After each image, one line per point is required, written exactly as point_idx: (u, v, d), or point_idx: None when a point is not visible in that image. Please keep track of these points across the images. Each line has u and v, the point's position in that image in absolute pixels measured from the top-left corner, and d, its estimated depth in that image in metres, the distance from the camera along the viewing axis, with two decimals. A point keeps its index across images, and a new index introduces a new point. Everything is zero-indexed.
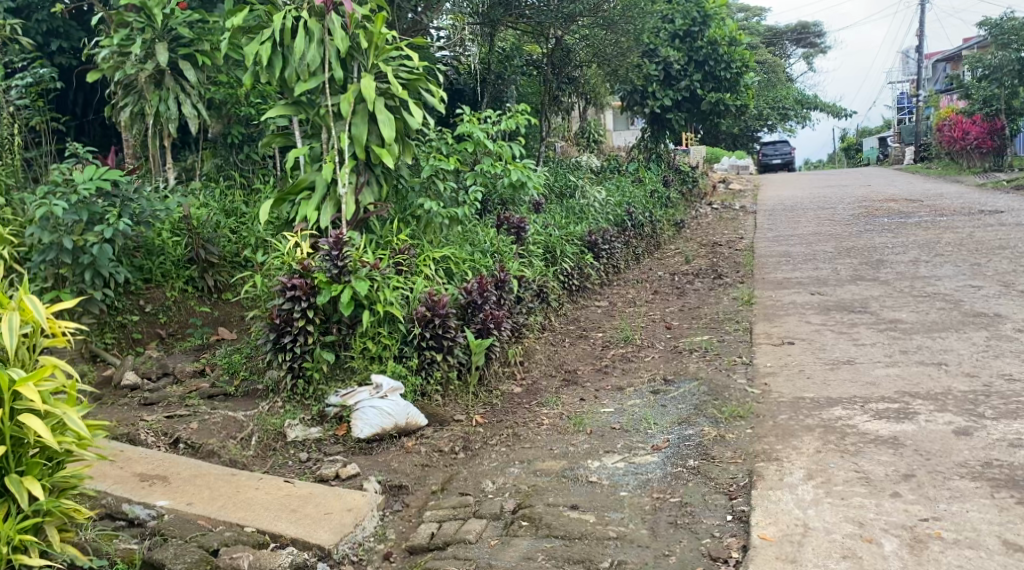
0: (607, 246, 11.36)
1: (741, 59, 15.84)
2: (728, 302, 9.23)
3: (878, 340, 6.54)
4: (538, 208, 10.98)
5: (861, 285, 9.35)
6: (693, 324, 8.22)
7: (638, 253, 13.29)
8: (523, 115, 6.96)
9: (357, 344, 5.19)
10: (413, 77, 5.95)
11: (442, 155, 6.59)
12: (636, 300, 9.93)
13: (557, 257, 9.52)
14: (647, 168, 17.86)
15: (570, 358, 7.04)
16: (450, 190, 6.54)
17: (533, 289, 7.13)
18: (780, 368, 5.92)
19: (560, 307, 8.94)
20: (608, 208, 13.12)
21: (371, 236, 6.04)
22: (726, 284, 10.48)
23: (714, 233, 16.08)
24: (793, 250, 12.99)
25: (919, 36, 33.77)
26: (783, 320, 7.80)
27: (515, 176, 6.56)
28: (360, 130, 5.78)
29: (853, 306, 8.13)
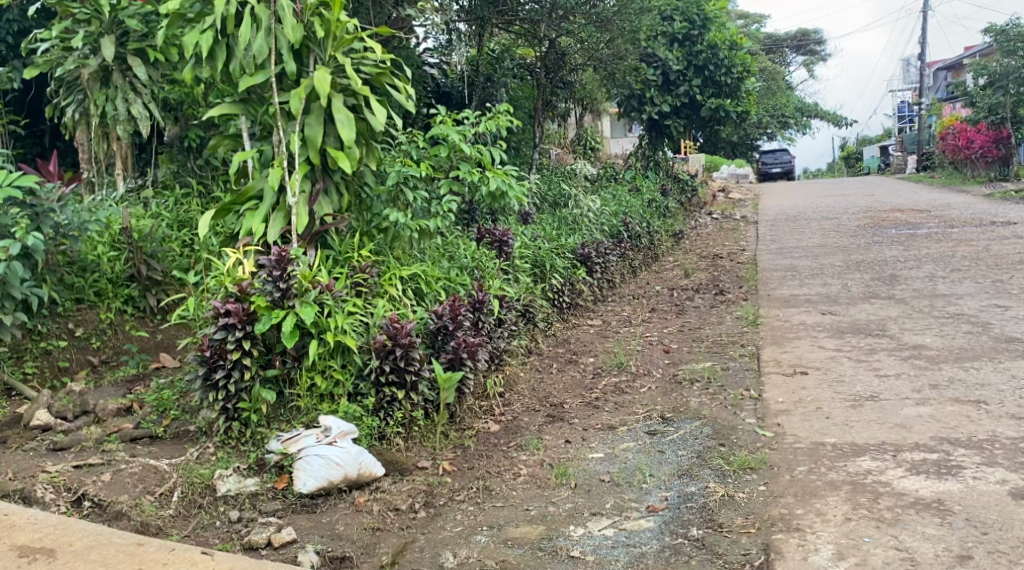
0: (601, 260, 10.64)
1: (742, 64, 15.17)
2: (732, 322, 8.49)
3: (904, 371, 5.83)
4: (527, 219, 10.25)
5: (875, 303, 8.63)
6: (694, 348, 7.49)
7: (635, 265, 12.57)
8: (506, 116, 6.23)
9: (303, 379, 4.48)
10: (378, 70, 5.25)
11: (413, 160, 5.86)
12: (632, 318, 9.19)
13: (545, 273, 8.80)
14: (645, 177, 17.18)
15: (557, 388, 6.30)
16: (421, 199, 5.81)
17: (516, 310, 6.38)
18: (794, 406, 5.21)
19: (548, 328, 8.18)
20: (603, 218, 12.43)
21: (328, 252, 5.32)
22: (730, 302, 9.76)
23: (715, 244, 15.38)
24: (799, 263, 12.30)
25: (921, 44, 33.13)
26: (794, 344, 7.08)
27: (495, 185, 5.82)
28: (313, 132, 5.10)
29: (872, 329, 7.41)
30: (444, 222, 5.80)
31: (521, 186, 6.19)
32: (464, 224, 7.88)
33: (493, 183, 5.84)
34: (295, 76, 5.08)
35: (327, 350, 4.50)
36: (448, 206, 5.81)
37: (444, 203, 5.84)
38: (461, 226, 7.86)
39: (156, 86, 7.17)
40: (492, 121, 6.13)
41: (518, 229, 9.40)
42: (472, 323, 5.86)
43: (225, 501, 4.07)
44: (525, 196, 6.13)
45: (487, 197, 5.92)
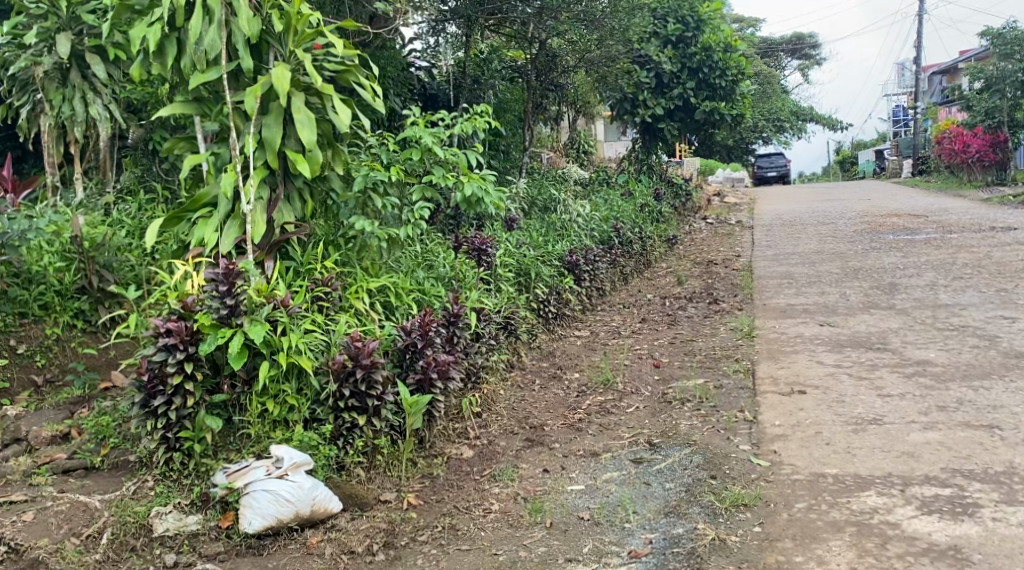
0: (590, 268, 10.26)
1: (737, 66, 14.79)
2: (725, 334, 8.09)
3: (908, 391, 5.42)
4: (512, 225, 9.85)
5: (874, 315, 8.24)
6: (685, 362, 7.09)
7: (627, 272, 12.19)
8: (484, 117, 5.82)
9: (253, 405, 4.09)
10: (343, 67, 4.85)
11: (382, 163, 5.45)
12: (621, 329, 8.80)
13: (530, 282, 8.41)
14: (637, 181, 16.81)
15: (538, 407, 5.91)
16: (391, 206, 5.40)
17: (495, 324, 5.97)
18: (792, 432, 4.83)
19: (531, 343, 7.78)
20: (593, 224, 12.04)
21: (288, 263, 4.92)
22: (723, 311, 9.37)
23: (709, 250, 15.01)
24: (795, 271, 11.93)
25: (918, 48, 32.82)
26: (791, 360, 6.68)
27: (470, 191, 5.41)
28: (272, 133, 4.70)
29: (869, 343, 7.01)
30: (416, 230, 5.40)
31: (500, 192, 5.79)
32: (437, 234, 7.46)
33: (468, 188, 5.43)
34: (251, 72, 4.68)
35: (280, 372, 4.10)
36: (421, 213, 5.40)
37: (416, 210, 5.43)
38: (439, 235, 7.45)
39: (117, 85, 6.78)
40: (468, 122, 5.72)
41: (502, 236, 9.00)
42: (446, 338, 5.46)
43: (162, 542, 3.75)
44: (504, 204, 5.72)
45: (463, 203, 5.51)
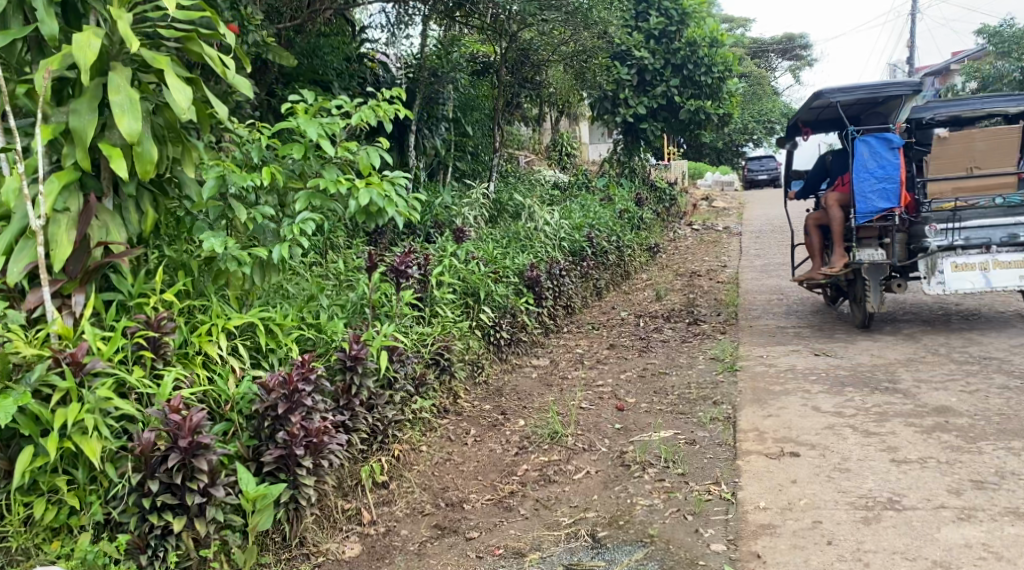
0: (555, 285, 9.02)
1: (724, 62, 13.60)
2: (704, 365, 6.86)
3: (934, 454, 4.25)
4: (461, 236, 8.55)
5: (878, 340, 7.07)
6: (653, 406, 5.85)
7: (600, 287, 10.97)
8: (392, 106, 4.61)
9: (17, 508, 3.11)
10: (184, 34, 3.70)
11: (254, 162, 4.25)
12: (585, 358, 7.57)
13: (477, 303, 7.19)
14: (617, 185, 15.63)
15: (466, 472, 4.72)
16: (265, 220, 4.23)
17: (409, 367, 4.80)
18: (782, 520, 3.71)
19: (473, 386, 6.50)
20: (563, 233, 10.82)
21: (109, 296, 3.75)
22: (703, 335, 8.15)
23: (693, 260, 13.81)
24: (786, 284, 10.76)
25: (910, 48, 31.73)
26: (781, 404, 5.46)
27: (365, 198, 4.18)
28: (81, 124, 3.50)
29: (874, 380, 5.82)
30: (296, 250, 4.19)
31: (412, 200, 4.57)
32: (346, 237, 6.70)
33: (364, 194, 4.20)
34: (51, 38, 3.48)
35: (48, 460, 3.09)
36: (304, 228, 4.17)
37: (297, 222, 4.20)
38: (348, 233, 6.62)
39: None
40: (369, 110, 4.50)
41: (447, 251, 7.74)
42: (340, 391, 4.32)
43: None
44: (415, 214, 4.50)
45: (358, 216, 4.27)
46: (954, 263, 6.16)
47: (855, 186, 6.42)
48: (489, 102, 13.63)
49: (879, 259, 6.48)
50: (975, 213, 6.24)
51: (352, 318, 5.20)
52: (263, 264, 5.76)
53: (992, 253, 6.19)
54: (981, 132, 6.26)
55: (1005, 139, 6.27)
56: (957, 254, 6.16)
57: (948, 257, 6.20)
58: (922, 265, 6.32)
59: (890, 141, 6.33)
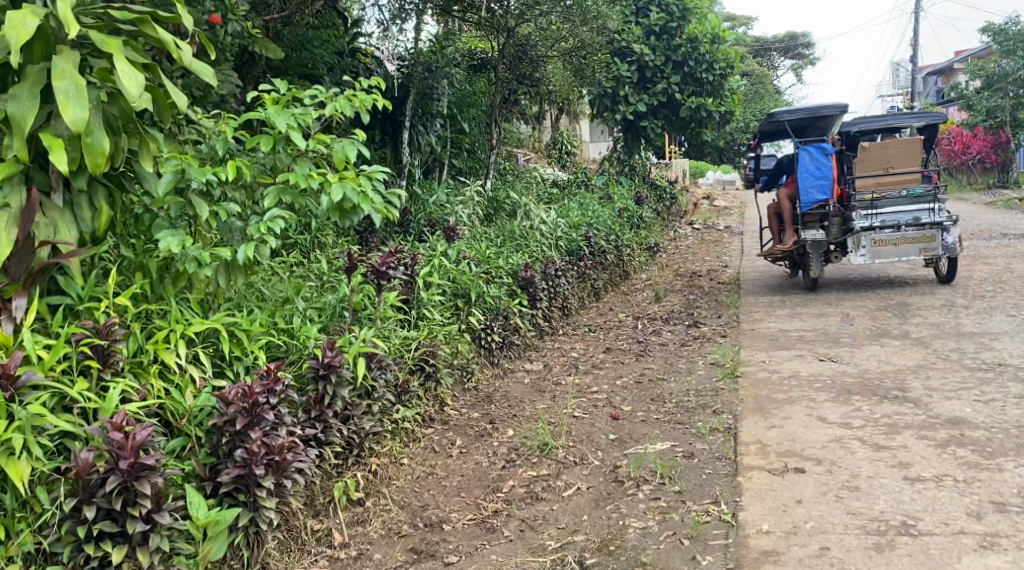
0: (551, 286, 8.72)
1: (726, 59, 13.21)
2: (704, 370, 6.56)
3: (950, 472, 3.97)
4: (451, 235, 8.25)
5: (885, 345, 6.77)
6: (650, 415, 5.55)
7: (598, 288, 10.63)
8: (370, 96, 4.29)
9: None
10: (137, 15, 3.42)
11: (219, 156, 3.96)
12: (580, 362, 7.26)
13: (467, 305, 6.91)
14: (617, 184, 15.36)
15: (449, 486, 4.44)
16: (230, 219, 3.94)
17: (388, 375, 4.50)
18: (786, 546, 3.44)
19: (461, 394, 6.19)
20: (559, 232, 10.52)
21: (56, 300, 3.47)
22: (703, 338, 7.85)
23: (694, 260, 13.51)
24: (789, 285, 10.46)
25: (914, 46, 31.45)
26: (785, 413, 5.17)
27: (338, 194, 3.87)
28: (22, 111, 3.22)
29: (882, 388, 5.53)
30: (264, 249, 3.88)
31: (390, 197, 4.26)
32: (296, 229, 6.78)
33: (337, 190, 3.89)
34: None
35: None
36: (272, 226, 3.87)
37: (265, 220, 3.89)
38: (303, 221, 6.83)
39: None
40: (344, 100, 4.19)
41: (437, 251, 7.45)
42: (312, 401, 4.04)
43: None
44: (393, 211, 4.20)
45: (331, 215, 3.97)
46: (873, 240, 8.11)
47: (799, 183, 8.28)
48: (486, 99, 13.34)
49: (818, 236, 8.28)
50: (889, 203, 8.25)
51: (327, 324, 4.87)
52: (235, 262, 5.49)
53: (902, 232, 8.14)
54: (894, 141, 8.30)
55: (910, 146, 8.33)
56: (876, 232, 8.10)
57: (868, 235, 8.16)
58: (849, 241, 8.23)
59: (824, 148, 8.22)
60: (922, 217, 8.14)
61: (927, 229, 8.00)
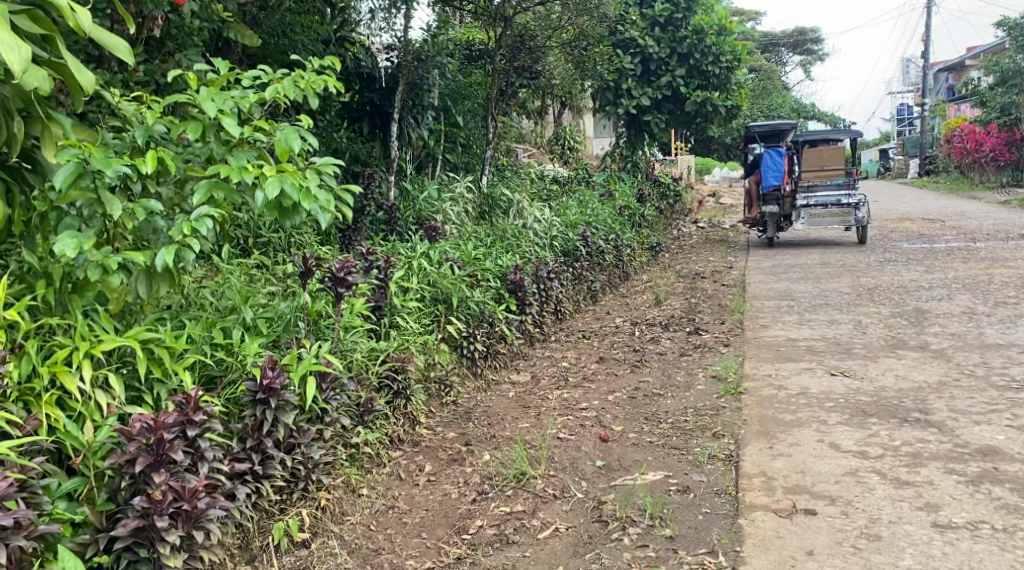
0: (542, 290, 8.18)
1: (733, 51, 13.39)
2: (704, 385, 5.99)
3: (987, 518, 3.49)
4: (434, 235, 7.74)
5: (902, 359, 6.20)
6: (643, 436, 5.02)
7: (595, 290, 10.05)
8: (319, 76, 3.76)
9: None
10: None
11: (139, 147, 3.40)
12: (570, 373, 6.73)
13: (448, 310, 6.41)
14: (619, 180, 14.86)
15: (410, 522, 3.94)
16: (151, 219, 3.40)
17: (339, 395, 3.97)
18: None
19: (435, 413, 5.61)
20: (552, 232, 9.99)
21: None
22: (704, 347, 7.28)
23: (697, 260, 12.95)
24: (797, 289, 9.91)
25: (925, 44, 30.95)
26: (793, 438, 4.61)
27: (275, 189, 3.34)
28: None
29: (901, 410, 4.97)
30: (187, 253, 3.36)
31: (341, 193, 3.74)
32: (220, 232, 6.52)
33: (274, 184, 3.36)
34: None
35: None
36: (198, 227, 3.35)
37: (191, 221, 3.36)
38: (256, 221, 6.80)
39: None
40: (287, 82, 3.66)
41: (417, 252, 6.91)
42: (250, 428, 3.57)
43: None
44: (344, 208, 3.66)
45: (267, 213, 3.44)
46: (809, 213, 12.25)
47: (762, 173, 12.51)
48: (482, 91, 12.83)
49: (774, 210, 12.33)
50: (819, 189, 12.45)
51: (272, 340, 4.32)
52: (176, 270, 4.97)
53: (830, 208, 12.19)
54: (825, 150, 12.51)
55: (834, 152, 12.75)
56: (810, 209, 12.27)
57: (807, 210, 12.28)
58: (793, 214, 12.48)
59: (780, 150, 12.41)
60: (843, 199, 12.14)
61: (845, 210, 12.06)
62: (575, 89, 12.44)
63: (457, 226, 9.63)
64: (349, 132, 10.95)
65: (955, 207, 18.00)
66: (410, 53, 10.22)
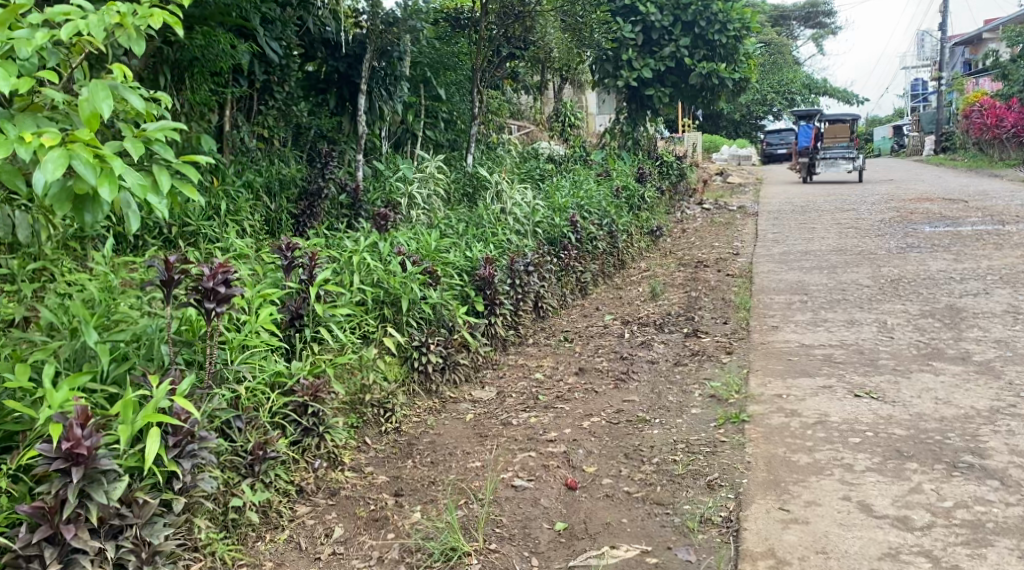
0: (518, 286, 7.06)
1: (742, 19, 12.36)
2: (699, 410, 4.92)
3: None
4: (385, 224, 6.72)
5: (940, 375, 5.14)
6: (616, 480, 4.01)
7: (585, 281, 8.98)
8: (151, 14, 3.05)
9: None
10: None
11: None
12: (542, 387, 5.69)
13: (396, 319, 5.41)
14: (617, 158, 13.85)
15: None
16: None
17: (183, 449, 3.17)
18: None
19: (366, 449, 4.56)
20: (534, 219, 8.94)
21: None
22: (702, 355, 6.20)
23: (700, 245, 11.87)
24: (810, 279, 8.87)
25: (943, 16, 29.74)
26: (810, 494, 3.58)
27: (58, 168, 2.73)
28: None
29: (948, 451, 3.93)
30: None
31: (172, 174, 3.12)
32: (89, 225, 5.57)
33: (58, 162, 2.74)
34: None
35: None
36: None
37: None
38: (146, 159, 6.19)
39: None
40: (93, 14, 2.94)
41: (362, 245, 5.84)
42: (55, 507, 2.89)
43: None
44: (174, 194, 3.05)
45: (57, 202, 2.84)
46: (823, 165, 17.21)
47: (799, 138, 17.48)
48: (467, 62, 11.72)
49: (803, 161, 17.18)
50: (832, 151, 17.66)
51: (123, 366, 3.37)
52: (25, 283, 4.01)
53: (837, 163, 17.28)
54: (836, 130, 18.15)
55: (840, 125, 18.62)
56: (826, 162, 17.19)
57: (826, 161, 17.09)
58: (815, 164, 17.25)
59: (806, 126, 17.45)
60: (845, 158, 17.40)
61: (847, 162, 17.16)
62: (573, 62, 11.37)
63: (428, 210, 8.56)
64: (313, 106, 9.86)
65: (980, 186, 16.80)
66: (379, 15, 9.11)
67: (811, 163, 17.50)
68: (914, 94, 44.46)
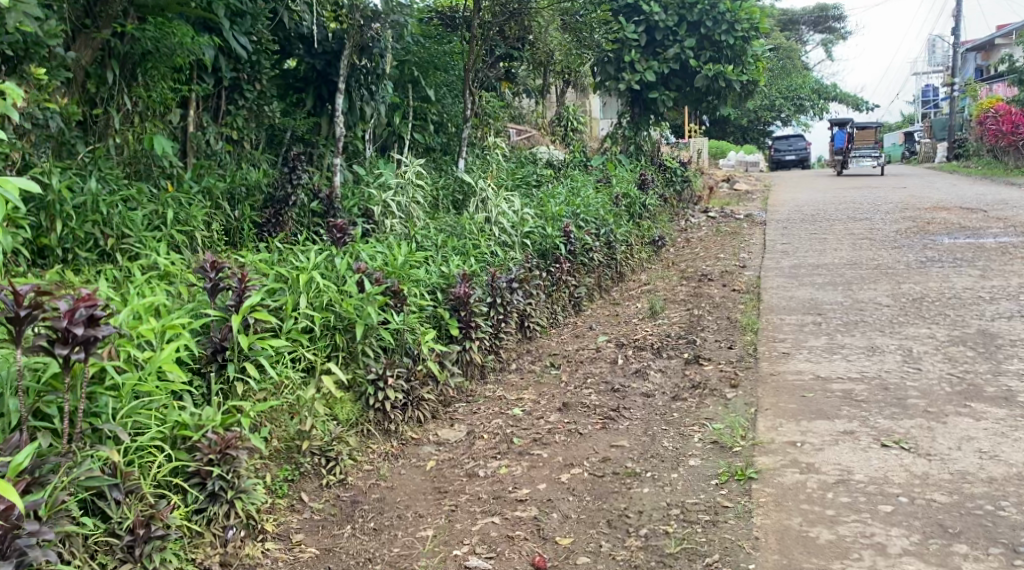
0: (500, 306, 6.23)
1: (750, 20, 11.65)
2: (699, 462, 4.17)
3: None
4: (342, 241, 5.90)
5: (982, 420, 4.38)
6: (592, 553, 3.44)
7: (579, 297, 8.24)
8: None
9: None
10: None
11: None
12: (519, 425, 4.97)
13: (352, 350, 4.71)
14: (618, 164, 13.15)
15: None
16: None
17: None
18: None
19: (301, 508, 3.88)
20: (522, 230, 8.21)
21: None
22: (703, 388, 5.42)
23: (707, 256, 11.08)
24: (824, 297, 8.14)
25: (956, 21, 28.99)
26: None
27: None
28: None
29: (1003, 529, 3.33)
30: None
31: None
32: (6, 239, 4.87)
33: None
34: None
35: None
36: None
37: None
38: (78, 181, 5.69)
39: None
40: None
41: (313, 262, 5.08)
42: None
43: None
44: None
45: None
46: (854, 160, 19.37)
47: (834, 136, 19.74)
48: (459, 62, 10.96)
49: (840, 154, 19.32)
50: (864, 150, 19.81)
51: None
52: None
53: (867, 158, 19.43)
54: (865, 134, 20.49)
55: (869, 130, 20.78)
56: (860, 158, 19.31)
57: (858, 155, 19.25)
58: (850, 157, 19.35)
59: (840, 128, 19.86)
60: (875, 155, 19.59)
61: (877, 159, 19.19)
62: (574, 64, 10.66)
63: (403, 219, 7.78)
64: (285, 106, 9.11)
65: (996, 195, 16.03)
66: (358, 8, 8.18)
67: (845, 158, 19.49)
68: (926, 100, 43.72)
